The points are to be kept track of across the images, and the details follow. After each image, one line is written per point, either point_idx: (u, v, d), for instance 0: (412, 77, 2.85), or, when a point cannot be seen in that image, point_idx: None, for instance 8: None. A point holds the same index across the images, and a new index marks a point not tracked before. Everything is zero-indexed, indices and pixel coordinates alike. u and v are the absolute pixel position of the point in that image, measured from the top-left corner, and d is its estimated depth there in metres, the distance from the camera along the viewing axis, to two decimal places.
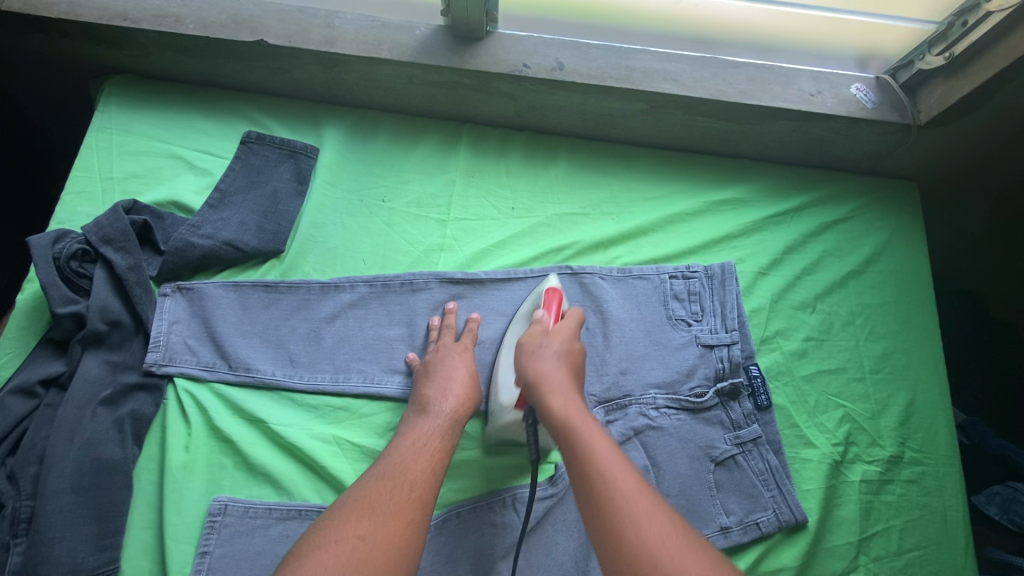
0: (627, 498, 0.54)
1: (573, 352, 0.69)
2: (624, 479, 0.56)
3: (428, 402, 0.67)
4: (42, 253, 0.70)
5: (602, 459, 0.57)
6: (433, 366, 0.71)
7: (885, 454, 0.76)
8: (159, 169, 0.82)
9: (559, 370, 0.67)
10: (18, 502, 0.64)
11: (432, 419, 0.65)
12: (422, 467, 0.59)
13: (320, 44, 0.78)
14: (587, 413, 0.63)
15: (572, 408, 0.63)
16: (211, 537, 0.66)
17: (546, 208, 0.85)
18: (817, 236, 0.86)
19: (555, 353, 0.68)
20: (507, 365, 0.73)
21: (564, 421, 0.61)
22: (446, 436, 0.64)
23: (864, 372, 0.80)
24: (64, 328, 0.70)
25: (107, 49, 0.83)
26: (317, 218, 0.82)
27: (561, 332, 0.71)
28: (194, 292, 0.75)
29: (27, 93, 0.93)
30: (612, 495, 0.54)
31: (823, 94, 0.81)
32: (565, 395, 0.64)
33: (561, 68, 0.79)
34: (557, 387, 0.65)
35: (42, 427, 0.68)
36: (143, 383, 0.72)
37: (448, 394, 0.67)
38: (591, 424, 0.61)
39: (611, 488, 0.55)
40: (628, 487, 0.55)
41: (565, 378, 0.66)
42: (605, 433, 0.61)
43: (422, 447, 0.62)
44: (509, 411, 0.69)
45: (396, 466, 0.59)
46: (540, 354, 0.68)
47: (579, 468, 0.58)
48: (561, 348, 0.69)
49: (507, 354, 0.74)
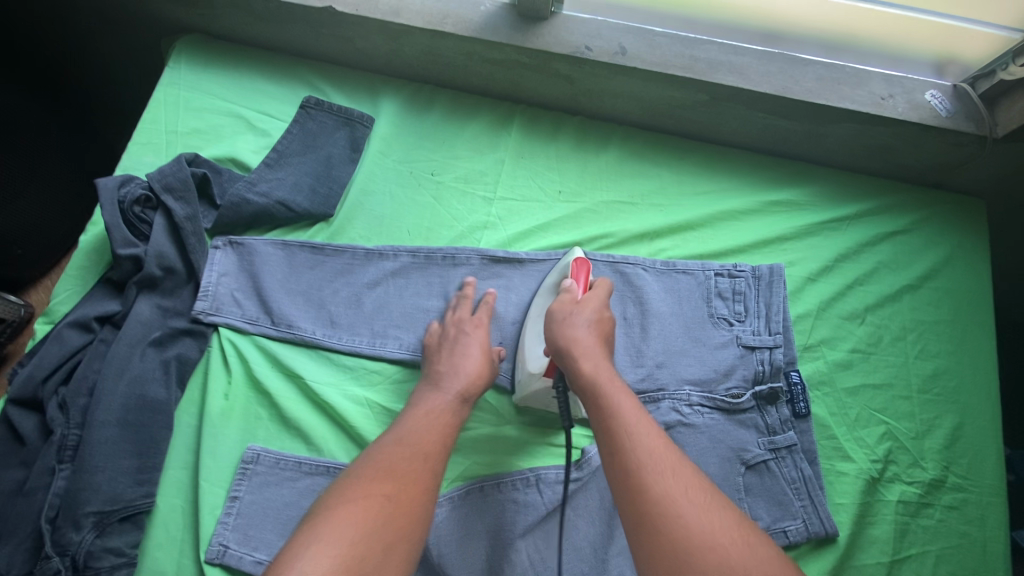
0: (652, 455, 0.54)
1: (604, 321, 0.69)
2: (650, 438, 0.55)
3: (439, 378, 0.67)
4: (108, 195, 0.73)
5: (629, 419, 0.57)
6: (445, 342, 0.71)
7: (927, 477, 0.73)
8: (221, 127, 0.84)
9: (590, 337, 0.66)
10: (66, 430, 0.67)
11: (442, 395, 0.65)
12: (435, 436, 0.60)
13: (386, 14, 0.79)
14: (616, 377, 0.63)
15: (601, 372, 0.62)
16: (242, 483, 0.68)
17: (594, 194, 0.85)
18: (873, 245, 0.83)
19: (585, 322, 0.67)
20: (534, 335, 0.73)
21: (593, 382, 0.61)
22: (455, 412, 0.64)
23: (911, 391, 0.77)
24: (122, 269, 0.73)
25: (181, 7, 0.86)
26: (367, 186, 0.83)
27: (591, 301, 0.70)
28: (243, 247, 0.77)
29: (113, 46, 0.99)
30: (637, 453, 0.54)
31: (894, 98, 0.78)
32: (595, 361, 0.64)
33: (624, 53, 0.78)
34: (586, 351, 0.64)
35: (94, 361, 0.70)
36: (190, 329, 0.74)
37: (459, 372, 0.67)
38: (618, 386, 0.61)
39: (638, 447, 0.54)
40: (655, 447, 0.54)
41: (596, 345, 0.66)
42: (633, 396, 0.61)
43: (434, 418, 0.62)
44: (537, 379, 0.70)
45: (412, 435, 0.59)
46: (571, 322, 0.67)
47: (605, 428, 0.57)
48: (592, 317, 0.68)
49: (532, 325, 0.74)
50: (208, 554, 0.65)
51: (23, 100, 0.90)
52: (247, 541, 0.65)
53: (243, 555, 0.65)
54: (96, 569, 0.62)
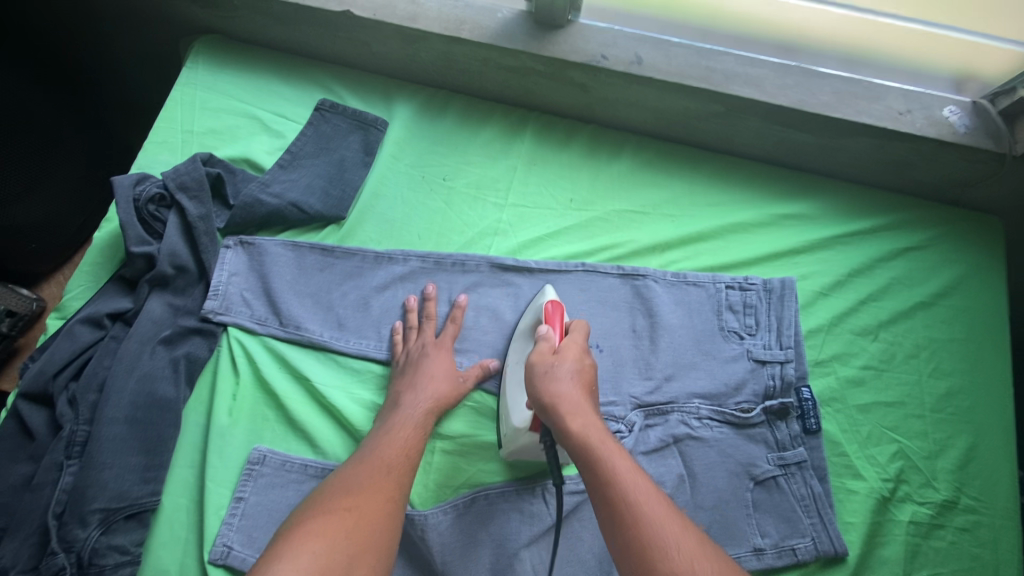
0: (657, 528, 0.50)
1: (586, 369, 0.65)
2: (652, 505, 0.52)
3: (400, 398, 0.69)
4: (124, 192, 0.74)
5: (628, 487, 0.53)
6: (409, 364, 0.71)
7: (939, 498, 0.72)
8: (236, 127, 0.85)
9: (574, 390, 0.62)
10: (75, 426, 0.67)
11: (404, 412, 0.67)
12: (397, 451, 0.62)
13: (403, 19, 0.79)
14: (607, 435, 0.59)
15: (592, 431, 0.58)
16: (247, 484, 0.68)
17: (605, 203, 0.84)
18: (887, 261, 0.82)
19: (568, 373, 0.64)
20: (514, 384, 0.70)
21: (585, 445, 0.57)
22: (419, 425, 0.66)
23: (924, 410, 0.76)
24: (135, 267, 0.73)
25: (201, 8, 0.87)
26: (379, 190, 0.83)
27: (571, 349, 0.66)
28: (254, 247, 0.77)
29: (131, 45, 1.00)
30: (641, 527, 0.51)
31: (912, 113, 0.78)
32: (584, 418, 0.59)
33: (639, 63, 0.78)
34: (574, 409, 0.60)
35: (105, 358, 0.71)
36: (200, 328, 0.74)
37: (419, 389, 0.69)
38: (609, 446, 0.57)
39: (640, 519, 0.51)
40: (659, 518, 0.51)
41: (582, 399, 0.61)
42: (627, 456, 0.57)
43: (397, 437, 0.64)
44: (524, 434, 0.66)
45: (377, 454, 0.61)
46: (554, 375, 0.63)
47: (603, 499, 0.54)
48: (574, 367, 0.64)
49: (512, 374, 0.71)
50: (212, 555, 0.64)
51: (43, 99, 0.92)
52: (251, 543, 0.65)
53: (247, 557, 0.65)
54: (100, 566, 0.62)
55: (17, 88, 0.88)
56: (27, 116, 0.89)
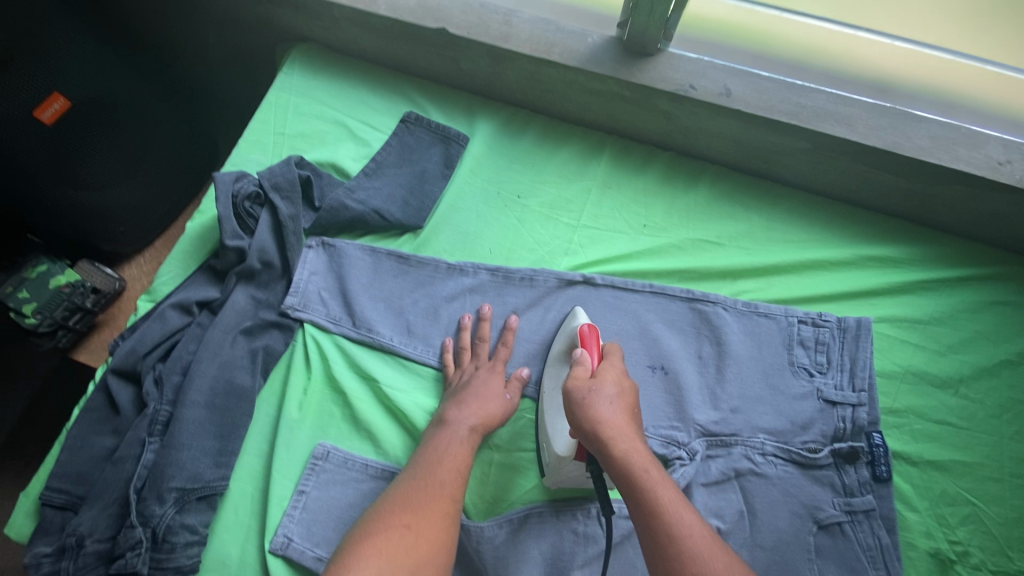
0: (701, 557, 0.50)
1: (626, 391, 0.63)
2: (695, 535, 0.52)
3: (447, 415, 0.68)
4: (225, 188, 0.78)
5: (673, 515, 0.53)
6: (459, 388, 0.71)
7: (1014, 569, 0.67)
8: (325, 133, 0.89)
9: (617, 415, 0.60)
10: (158, 405, 0.71)
11: (452, 430, 0.66)
12: (449, 469, 0.62)
13: (495, 39, 0.82)
14: (650, 458, 0.57)
15: (635, 457, 0.57)
16: (310, 478, 0.70)
17: (678, 231, 0.84)
18: (970, 313, 0.79)
19: (608, 398, 0.61)
20: (555, 411, 0.70)
21: (629, 473, 0.56)
22: (469, 443, 0.66)
23: (1004, 474, 0.71)
24: (226, 259, 0.77)
25: (303, 19, 0.92)
26: (456, 202, 0.85)
27: (609, 373, 0.64)
28: (334, 249, 0.80)
29: (236, 46, 1.06)
30: (684, 553, 0.51)
31: (1012, 164, 0.75)
32: (626, 445, 0.57)
33: (728, 95, 0.78)
34: (618, 436, 0.58)
35: (190, 343, 0.75)
36: (278, 322, 0.77)
37: (468, 409, 0.68)
38: (656, 475, 0.56)
39: (684, 546, 0.51)
40: (704, 547, 0.51)
41: (626, 425, 0.59)
42: (670, 482, 0.56)
43: (446, 454, 0.64)
44: (568, 461, 0.66)
45: (428, 467, 0.62)
46: (594, 401, 0.60)
47: (644, 525, 0.54)
48: (614, 390, 0.62)
49: (550, 402, 0.71)
50: (273, 544, 0.66)
51: (157, 106, 1.00)
52: (310, 536, 0.67)
53: (305, 550, 0.66)
54: (172, 543, 0.64)
55: (143, 101, 0.97)
56: (137, 109, 0.96)
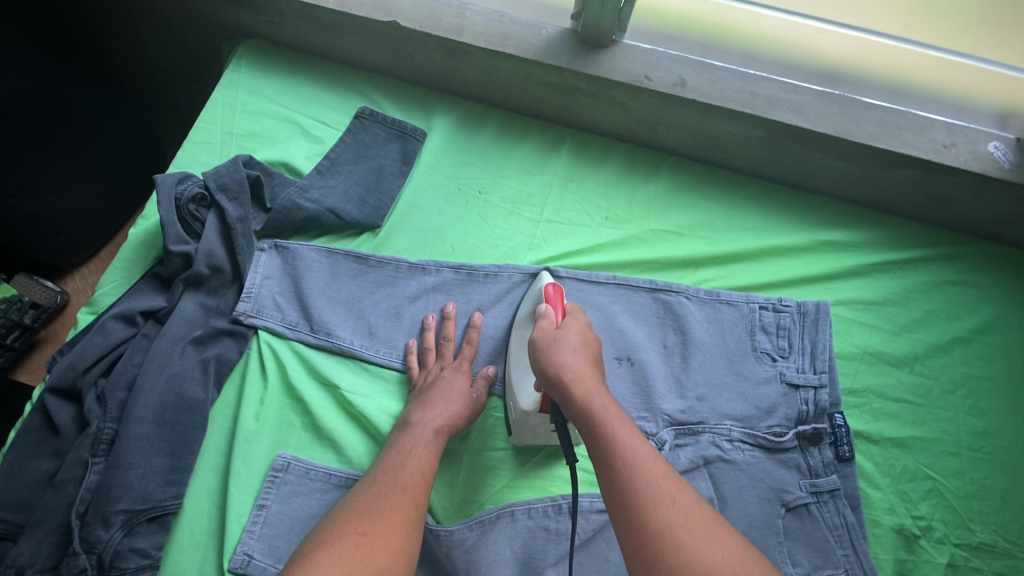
0: (652, 487, 0.50)
1: (589, 341, 0.63)
2: (649, 465, 0.51)
3: (412, 418, 0.66)
4: (167, 191, 0.74)
5: (627, 447, 0.52)
6: (424, 389, 0.69)
7: (974, 540, 0.69)
8: (275, 131, 0.85)
9: (579, 359, 0.60)
10: (102, 423, 0.66)
11: (417, 432, 0.64)
12: (413, 472, 0.60)
13: (449, 32, 0.80)
14: (610, 400, 0.57)
15: (595, 398, 0.57)
16: (270, 491, 0.66)
17: (640, 222, 0.84)
18: (922, 293, 0.81)
19: (572, 345, 0.62)
20: (521, 369, 0.70)
21: (587, 409, 0.56)
22: (435, 446, 0.64)
23: (960, 448, 0.73)
24: (172, 266, 0.73)
25: (247, 13, 0.88)
26: (416, 200, 0.83)
27: (574, 325, 0.64)
28: (288, 252, 0.77)
29: (181, 46, 1.01)
30: (636, 482, 0.50)
31: (956, 147, 0.78)
32: (586, 384, 0.58)
33: (683, 85, 0.79)
34: (580, 378, 0.58)
35: (136, 355, 0.70)
36: (231, 330, 0.74)
37: (434, 411, 0.66)
38: (615, 412, 0.56)
39: (636, 475, 0.50)
40: (657, 480, 0.50)
41: (588, 370, 0.60)
42: (628, 420, 0.56)
43: (410, 458, 0.62)
44: (533, 415, 0.66)
45: (392, 473, 0.60)
46: (557, 348, 0.61)
47: (600, 458, 0.53)
48: (577, 339, 0.62)
49: (517, 360, 0.71)
50: (232, 563, 0.63)
51: (93, 104, 0.93)
52: (272, 552, 0.64)
53: (267, 567, 0.63)
54: (121, 569, 0.61)
55: (76, 99, 0.90)
56: (75, 112, 0.90)
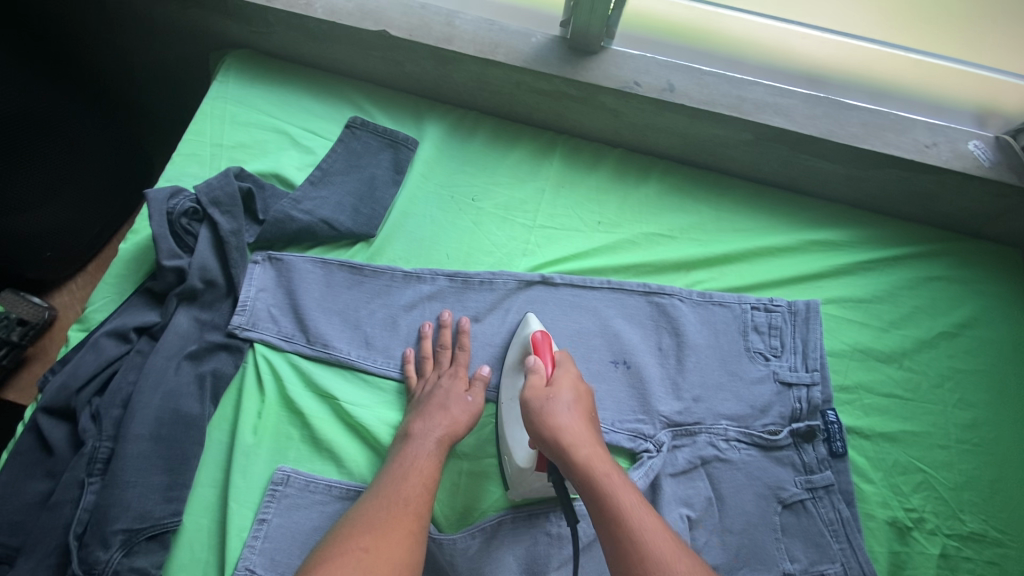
0: (659, 557, 0.51)
1: (582, 396, 0.64)
2: (654, 532, 0.53)
3: (412, 429, 0.66)
4: (158, 205, 0.74)
5: (632, 516, 0.54)
6: (422, 399, 0.70)
7: (965, 530, 0.71)
8: (266, 142, 0.85)
9: (575, 420, 0.61)
10: (97, 442, 0.65)
11: (418, 442, 0.65)
12: (415, 483, 0.60)
13: (439, 40, 0.81)
14: (611, 464, 0.58)
15: (596, 464, 0.57)
16: (270, 505, 0.66)
17: (633, 226, 0.85)
18: (909, 289, 0.83)
19: (566, 405, 0.62)
20: (514, 421, 0.70)
21: (588, 476, 0.57)
22: (437, 456, 0.64)
23: (949, 441, 0.75)
24: (165, 281, 0.72)
25: (234, 23, 0.88)
26: (409, 208, 0.83)
27: (565, 379, 0.65)
28: (282, 263, 0.77)
29: (170, 59, 1.01)
30: (642, 552, 0.52)
31: (938, 146, 0.80)
32: (586, 449, 0.58)
33: (671, 90, 0.80)
34: (578, 442, 0.59)
35: (130, 372, 0.70)
36: (226, 343, 0.73)
37: (434, 420, 0.67)
38: (615, 477, 0.57)
39: (642, 545, 0.52)
40: (665, 550, 0.52)
41: (585, 431, 0.60)
42: (628, 484, 0.57)
43: (412, 469, 0.62)
44: (530, 472, 0.67)
45: (393, 486, 0.60)
46: (552, 409, 0.61)
47: (605, 527, 0.54)
48: (570, 397, 0.63)
49: (509, 412, 0.71)
50: None
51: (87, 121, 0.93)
52: (274, 567, 0.63)
53: None
54: None
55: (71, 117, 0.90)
56: (67, 128, 0.90)
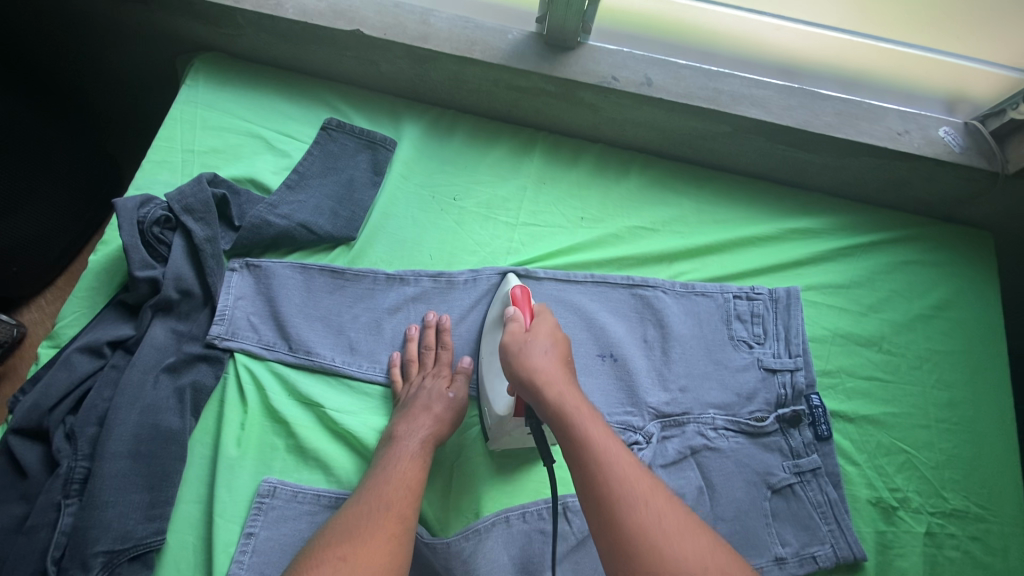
0: (625, 486, 0.51)
1: (559, 342, 0.63)
2: (622, 464, 0.53)
3: (395, 432, 0.65)
4: (128, 215, 0.71)
5: (601, 447, 0.53)
6: (407, 399, 0.69)
7: (948, 507, 0.72)
8: (239, 146, 0.83)
9: (551, 361, 0.60)
10: (73, 462, 0.63)
11: (400, 446, 0.64)
12: (397, 487, 0.59)
13: (414, 39, 0.80)
14: (583, 400, 0.58)
15: (567, 398, 0.57)
16: (258, 518, 0.64)
17: (615, 220, 0.85)
18: (886, 274, 0.85)
19: (542, 348, 0.62)
20: (494, 373, 0.70)
21: (561, 410, 0.56)
22: (420, 458, 0.63)
23: (930, 421, 0.77)
24: (138, 292, 0.70)
25: (201, 25, 0.85)
26: (389, 209, 0.82)
27: (542, 328, 0.64)
28: (261, 270, 0.75)
29: (133, 66, 0.98)
30: (609, 482, 0.51)
31: (910, 134, 0.81)
32: (559, 385, 0.58)
33: (649, 84, 0.80)
34: (551, 379, 0.59)
35: (105, 388, 0.67)
36: (205, 354, 0.71)
37: (417, 423, 0.66)
38: (587, 413, 0.57)
39: (610, 476, 0.52)
40: (632, 480, 0.51)
41: (559, 370, 0.60)
42: (601, 420, 0.57)
43: (394, 473, 0.61)
44: (507, 420, 0.66)
45: (373, 492, 0.59)
46: (527, 352, 0.61)
47: (574, 459, 0.54)
48: (547, 342, 0.63)
49: (489, 364, 0.71)
50: None
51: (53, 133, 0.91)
52: None
53: None
54: None
55: (36, 129, 0.88)
56: (33, 141, 0.87)
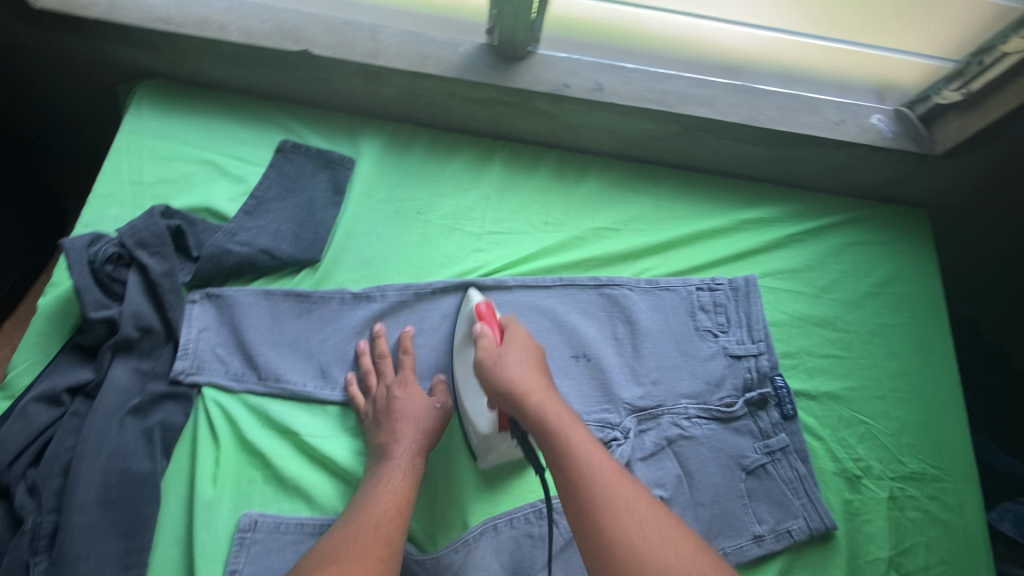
0: (607, 490, 0.53)
1: (533, 350, 0.65)
2: (603, 470, 0.55)
3: (379, 455, 0.65)
4: (77, 255, 0.69)
5: (582, 454, 0.56)
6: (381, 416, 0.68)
7: (906, 471, 0.77)
8: (192, 174, 0.81)
9: (527, 371, 0.62)
10: (38, 517, 0.60)
11: (388, 470, 0.63)
12: (386, 512, 0.59)
13: (364, 56, 0.79)
14: (563, 409, 0.60)
15: (548, 407, 0.59)
16: (241, 554, 0.63)
17: (578, 223, 0.87)
18: (835, 255, 0.89)
19: (516, 358, 0.63)
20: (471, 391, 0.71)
21: (541, 420, 0.58)
22: (406, 481, 0.63)
23: (884, 391, 0.82)
24: (95, 334, 0.68)
25: (141, 52, 0.82)
26: (353, 228, 0.81)
27: (516, 338, 0.66)
28: (223, 300, 0.74)
29: (65, 96, 0.92)
30: (591, 487, 0.54)
31: (847, 123, 0.86)
32: (537, 395, 0.60)
33: (601, 89, 0.82)
34: (529, 390, 0.60)
35: (67, 437, 0.65)
36: (172, 392, 0.69)
37: (402, 445, 0.65)
38: (567, 419, 0.59)
39: (591, 481, 0.54)
40: (613, 483, 0.54)
41: (537, 380, 0.62)
42: (580, 427, 0.59)
43: (382, 497, 0.61)
44: (493, 436, 0.67)
45: (362, 516, 0.59)
46: (503, 364, 0.62)
47: (557, 467, 0.56)
48: (522, 353, 0.64)
49: (466, 381, 0.71)
50: None
51: None
52: None
53: None
54: None
55: None
56: None
